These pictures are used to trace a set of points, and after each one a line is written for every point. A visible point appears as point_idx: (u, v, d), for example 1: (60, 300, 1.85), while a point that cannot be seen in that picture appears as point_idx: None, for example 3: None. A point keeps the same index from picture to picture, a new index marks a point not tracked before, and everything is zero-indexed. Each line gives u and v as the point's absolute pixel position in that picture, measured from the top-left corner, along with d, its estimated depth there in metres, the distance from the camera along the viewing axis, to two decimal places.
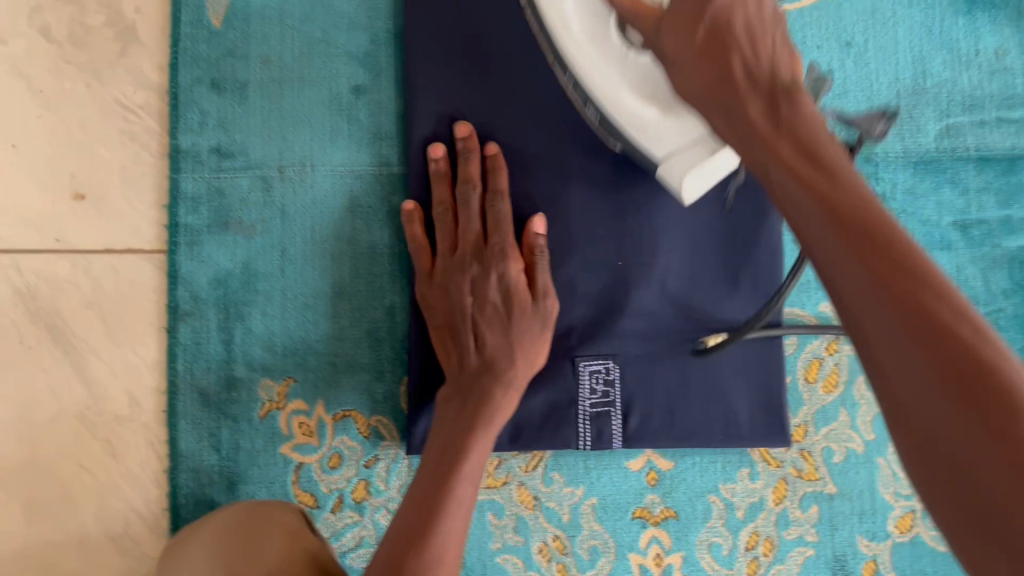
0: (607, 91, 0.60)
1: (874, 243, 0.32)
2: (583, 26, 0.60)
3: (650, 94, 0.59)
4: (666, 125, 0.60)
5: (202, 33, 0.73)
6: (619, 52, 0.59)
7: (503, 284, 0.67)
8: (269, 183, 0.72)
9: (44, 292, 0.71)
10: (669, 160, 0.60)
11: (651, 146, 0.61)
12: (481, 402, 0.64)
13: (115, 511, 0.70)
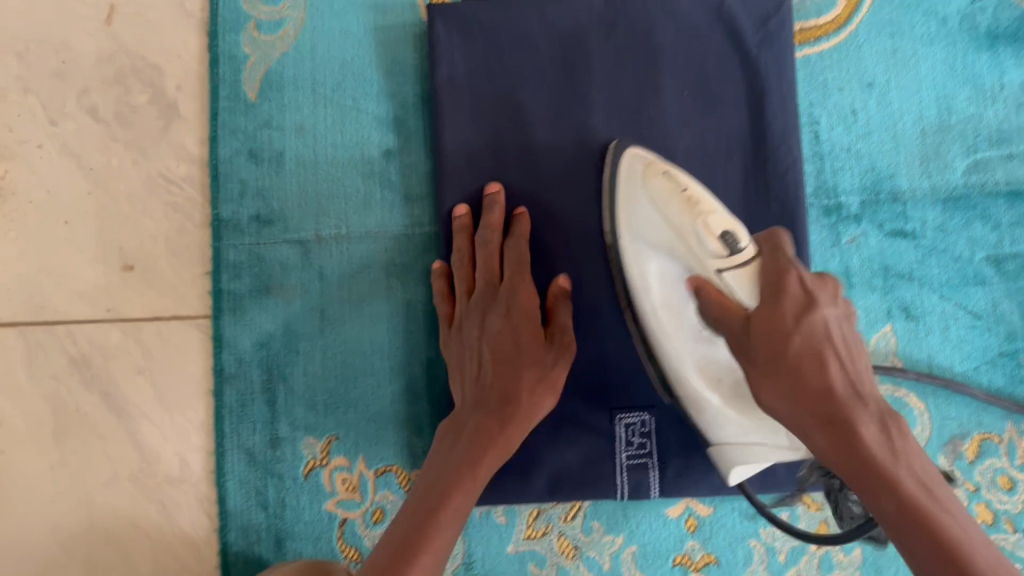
0: (679, 374, 0.60)
1: (834, 419, 0.48)
2: (664, 309, 0.60)
3: (725, 387, 0.58)
4: (726, 415, 0.58)
5: (239, 106, 0.77)
6: (697, 333, 0.58)
7: (514, 314, 0.68)
8: (307, 248, 0.75)
9: (98, 360, 0.75)
10: (724, 448, 0.59)
11: (711, 429, 0.60)
12: (481, 426, 0.64)
13: (169, 569, 0.73)
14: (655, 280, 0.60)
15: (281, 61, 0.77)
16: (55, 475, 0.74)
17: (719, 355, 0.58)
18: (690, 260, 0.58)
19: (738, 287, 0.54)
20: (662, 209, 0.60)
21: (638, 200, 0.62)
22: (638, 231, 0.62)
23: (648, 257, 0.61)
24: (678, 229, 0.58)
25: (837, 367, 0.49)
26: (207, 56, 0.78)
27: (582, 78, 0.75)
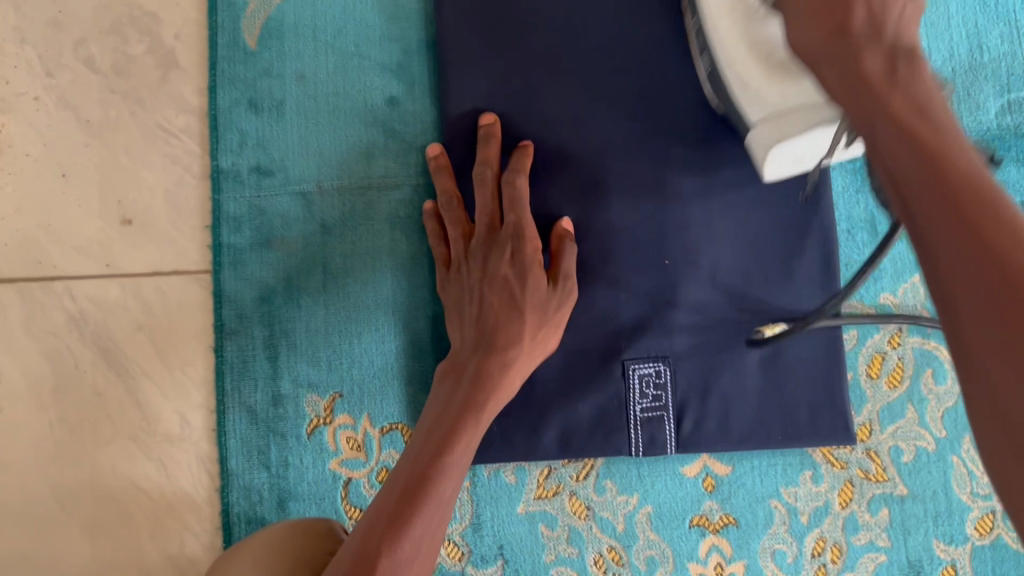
0: (728, 68, 0.61)
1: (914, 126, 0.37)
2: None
3: (769, 64, 0.59)
4: (769, 88, 0.59)
5: (238, 54, 0.74)
6: (747, 24, 0.58)
7: (517, 258, 0.65)
8: (309, 200, 0.73)
9: (96, 316, 0.73)
10: (757, 127, 0.61)
11: (749, 106, 0.61)
12: (481, 369, 0.62)
13: (170, 530, 0.71)
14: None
15: (281, 8, 0.75)
16: (54, 432, 0.72)
17: (766, 32, 0.58)
18: None
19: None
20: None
21: None
22: None
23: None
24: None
25: (864, 2, 0.43)
26: (205, 4, 0.76)
27: (593, 19, 0.72)
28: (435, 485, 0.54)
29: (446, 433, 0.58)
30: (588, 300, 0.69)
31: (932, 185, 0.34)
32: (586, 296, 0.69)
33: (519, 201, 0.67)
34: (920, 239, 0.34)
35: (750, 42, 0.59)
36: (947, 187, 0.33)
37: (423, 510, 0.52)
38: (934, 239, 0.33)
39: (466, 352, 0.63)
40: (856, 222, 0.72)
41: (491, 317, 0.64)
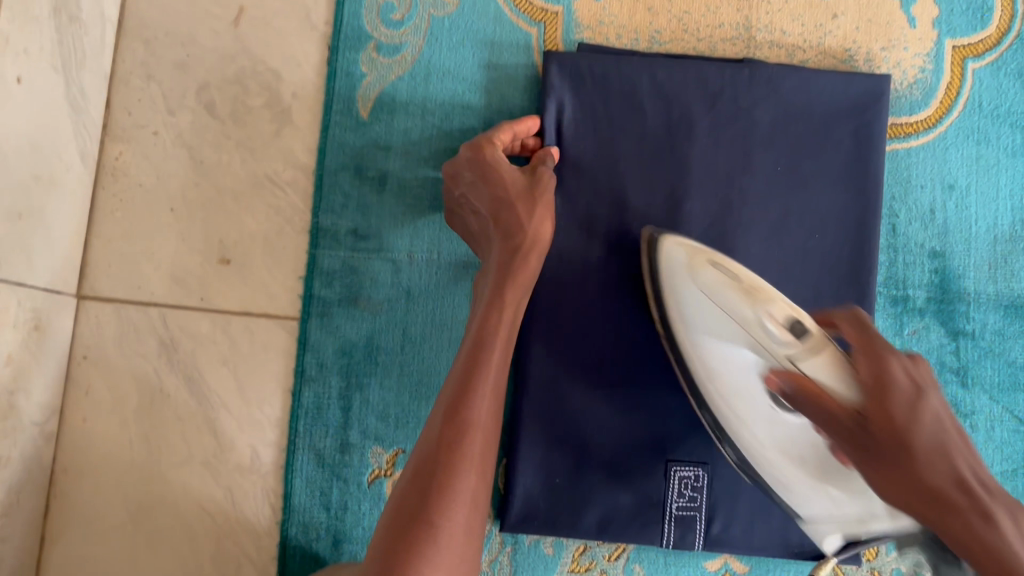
0: (807, 501, 0.61)
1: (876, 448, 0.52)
2: (734, 398, 0.64)
3: (811, 466, 0.58)
4: (811, 495, 0.60)
5: (350, 122, 0.80)
6: (770, 417, 0.61)
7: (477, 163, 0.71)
8: (398, 267, 0.79)
9: (185, 345, 0.78)
10: (813, 525, 0.64)
11: (799, 510, 0.64)
12: (499, 262, 0.66)
13: (230, 554, 0.76)
14: (725, 368, 0.64)
15: (395, 85, 0.80)
16: (132, 448, 0.77)
17: (786, 434, 0.60)
18: (763, 357, 0.58)
19: (822, 376, 0.53)
20: (715, 299, 0.62)
21: (691, 291, 0.66)
22: (697, 324, 0.67)
23: (705, 345, 0.66)
24: (741, 316, 0.59)
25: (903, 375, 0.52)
26: (324, 69, 0.81)
27: (681, 141, 0.78)
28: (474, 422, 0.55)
29: (472, 349, 0.59)
30: (641, 399, 0.76)
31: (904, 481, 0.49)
32: (640, 396, 0.76)
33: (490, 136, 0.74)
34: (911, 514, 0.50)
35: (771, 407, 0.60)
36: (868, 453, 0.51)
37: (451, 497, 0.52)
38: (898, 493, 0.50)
39: (487, 260, 0.68)
40: None
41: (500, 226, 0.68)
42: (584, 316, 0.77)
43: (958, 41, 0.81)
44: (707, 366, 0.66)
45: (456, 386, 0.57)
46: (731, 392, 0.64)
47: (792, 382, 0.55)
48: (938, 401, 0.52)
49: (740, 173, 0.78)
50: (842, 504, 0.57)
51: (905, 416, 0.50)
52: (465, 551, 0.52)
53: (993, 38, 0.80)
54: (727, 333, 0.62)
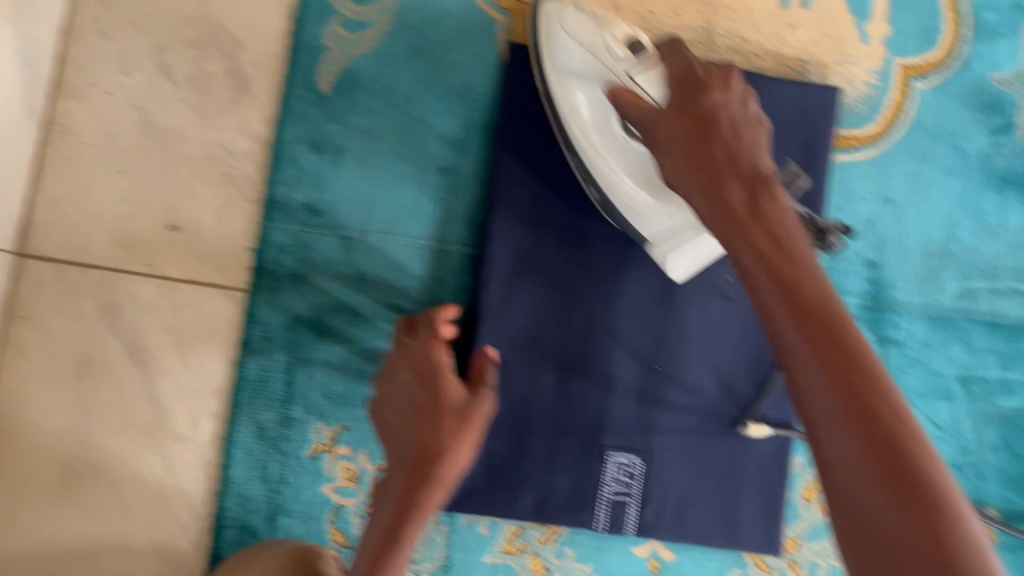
0: (642, 219, 0.73)
1: (841, 367, 0.42)
2: (601, 132, 0.72)
3: (644, 179, 0.71)
4: (655, 209, 0.72)
5: (310, 95, 0.79)
6: (624, 146, 0.71)
7: (422, 365, 0.66)
8: (351, 244, 0.79)
9: (128, 310, 0.77)
10: (658, 246, 0.74)
11: (644, 227, 0.73)
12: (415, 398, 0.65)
13: (163, 522, 0.76)
14: (588, 102, 0.71)
15: (358, 61, 0.80)
16: (66, 411, 0.76)
17: (633, 157, 0.71)
18: (608, 76, 0.68)
19: (647, 86, 0.65)
20: (577, 38, 0.70)
21: (559, 38, 0.71)
22: (561, 65, 0.72)
23: (572, 86, 0.72)
24: (592, 46, 0.69)
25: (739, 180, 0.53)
26: (287, 41, 0.81)
27: None
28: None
29: (393, 517, 0.60)
30: (582, 388, 0.78)
31: (876, 441, 0.39)
32: (582, 385, 0.78)
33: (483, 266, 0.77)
34: (846, 494, 0.40)
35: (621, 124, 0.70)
36: (858, 399, 0.40)
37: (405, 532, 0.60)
38: (839, 437, 0.40)
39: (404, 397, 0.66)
40: None
41: (397, 432, 0.66)
42: (533, 306, 0.77)
43: (907, 60, 0.84)
44: (576, 78, 0.71)
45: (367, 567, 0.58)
46: (597, 97, 0.71)
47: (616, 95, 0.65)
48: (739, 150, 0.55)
49: None
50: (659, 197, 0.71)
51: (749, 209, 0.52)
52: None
53: (940, 60, 0.84)
54: (587, 72, 0.70)
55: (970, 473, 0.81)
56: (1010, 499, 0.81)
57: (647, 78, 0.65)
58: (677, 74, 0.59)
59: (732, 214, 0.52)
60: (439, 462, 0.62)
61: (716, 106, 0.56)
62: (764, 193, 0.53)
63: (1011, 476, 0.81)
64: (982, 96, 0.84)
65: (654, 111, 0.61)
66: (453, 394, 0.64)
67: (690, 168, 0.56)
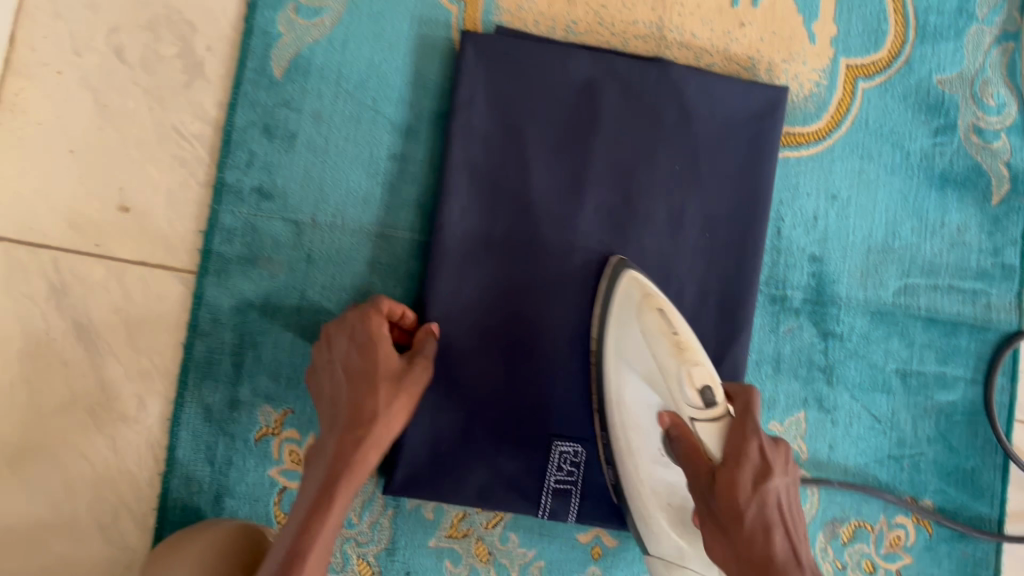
0: (649, 530, 0.72)
1: None
2: (633, 434, 0.73)
3: (665, 501, 0.71)
4: (666, 535, 0.71)
5: (263, 80, 0.80)
6: (654, 459, 0.72)
7: (357, 333, 0.70)
8: (301, 230, 0.79)
9: (75, 291, 0.77)
10: (656, 558, 0.72)
11: (651, 542, 0.72)
12: (347, 363, 0.69)
13: (107, 502, 0.76)
14: (642, 406, 0.73)
15: (311, 48, 0.81)
16: (11, 391, 0.76)
17: (665, 476, 0.72)
18: (670, 405, 0.70)
19: (708, 439, 0.67)
20: (653, 386, 0.72)
21: (630, 331, 0.73)
22: (624, 357, 0.73)
23: (627, 384, 0.73)
24: (665, 370, 0.70)
25: (760, 508, 0.64)
26: (240, 25, 0.81)
27: (587, 130, 0.80)
28: (316, 543, 0.59)
29: (328, 476, 0.63)
30: (529, 375, 0.78)
31: None
32: (529, 372, 0.78)
33: (439, 243, 0.77)
34: None
35: (658, 484, 0.72)
36: None
37: (332, 509, 0.61)
38: None
39: (337, 365, 0.69)
40: (765, 355, 0.82)
41: (330, 398, 0.69)
42: (482, 293, 0.78)
43: (852, 61, 0.86)
44: (638, 382, 0.73)
45: (299, 522, 0.60)
46: (648, 377, 0.72)
47: (683, 445, 0.68)
48: (777, 453, 0.67)
49: (637, 164, 0.81)
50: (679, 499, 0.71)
51: (748, 493, 0.63)
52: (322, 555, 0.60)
53: (885, 60, 0.86)
54: (649, 364, 0.72)
55: (906, 465, 0.83)
56: (945, 491, 0.83)
57: (706, 431, 0.67)
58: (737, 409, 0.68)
59: (739, 506, 0.63)
60: (374, 423, 0.65)
61: (756, 435, 0.66)
62: (777, 527, 0.64)
63: (947, 468, 0.84)
64: (923, 97, 0.86)
65: (687, 429, 0.69)
66: (386, 361, 0.69)
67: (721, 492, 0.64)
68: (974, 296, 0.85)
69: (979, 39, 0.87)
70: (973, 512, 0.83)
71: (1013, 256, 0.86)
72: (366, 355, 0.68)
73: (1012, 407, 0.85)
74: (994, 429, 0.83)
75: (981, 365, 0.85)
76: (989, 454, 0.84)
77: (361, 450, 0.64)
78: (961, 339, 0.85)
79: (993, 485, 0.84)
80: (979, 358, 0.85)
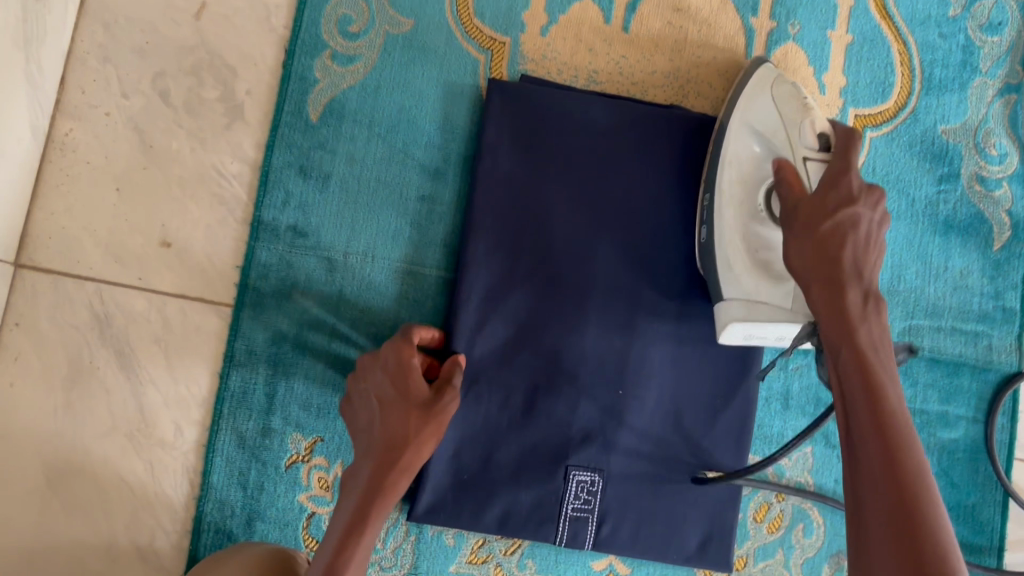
0: (730, 275, 0.74)
1: (879, 401, 0.58)
2: (739, 178, 0.74)
3: (753, 257, 0.73)
4: (746, 277, 0.73)
5: (299, 123, 0.84)
6: (756, 215, 0.73)
7: (389, 362, 0.73)
8: (334, 265, 0.83)
9: (119, 322, 0.81)
10: (730, 302, 0.74)
11: (727, 284, 0.74)
12: (381, 393, 0.72)
13: (144, 524, 0.79)
14: (750, 150, 0.75)
15: (346, 93, 0.85)
16: (56, 416, 0.80)
17: (765, 232, 0.73)
18: (787, 151, 0.71)
19: (810, 174, 0.69)
20: (780, 107, 0.73)
21: (760, 99, 0.75)
22: (747, 117, 0.76)
23: (744, 139, 0.75)
24: (787, 121, 0.72)
25: (851, 251, 0.65)
26: (279, 71, 0.85)
27: (608, 175, 0.84)
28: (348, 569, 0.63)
29: (360, 507, 0.67)
30: (549, 408, 0.82)
31: (880, 441, 0.56)
32: (548, 405, 0.82)
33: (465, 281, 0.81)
34: (854, 456, 0.57)
35: (763, 238, 0.73)
36: (881, 435, 0.56)
37: (363, 539, 0.65)
38: (859, 437, 0.57)
39: (371, 395, 0.73)
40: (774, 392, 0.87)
41: (365, 428, 0.72)
42: (505, 329, 0.82)
43: (860, 111, 0.90)
44: (754, 124, 0.74)
45: (333, 549, 0.65)
46: (766, 123, 0.73)
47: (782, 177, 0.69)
48: (869, 206, 0.67)
49: (655, 206, 0.85)
50: (771, 240, 0.73)
51: (827, 228, 0.65)
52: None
53: (891, 111, 0.90)
54: (759, 150, 0.74)
55: None
56: None
57: (816, 167, 0.69)
58: (840, 144, 0.68)
59: (838, 278, 0.64)
60: (404, 454, 0.69)
61: (856, 207, 0.66)
62: (873, 305, 0.64)
63: (948, 504, 0.87)
64: (929, 147, 0.90)
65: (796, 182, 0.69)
66: (417, 391, 0.72)
67: (812, 240, 0.66)
68: (976, 338, 0.88)
69: (982, 91, 0.91)
70: (973, 547, 0.86)
71: (1014, 300, 0.89)
72: (398, 386, 0.72)
73: (1011, 446, 0.88)
74: (994, 466, 0.87)
75: (982, 404, 0.88)
76: (989, 491, 0.87)
77: (390, 481, 0.68)
78: (963, 380, 0.88)
79: (993, 521, 0.87)
80: (980, 398, 0.88)
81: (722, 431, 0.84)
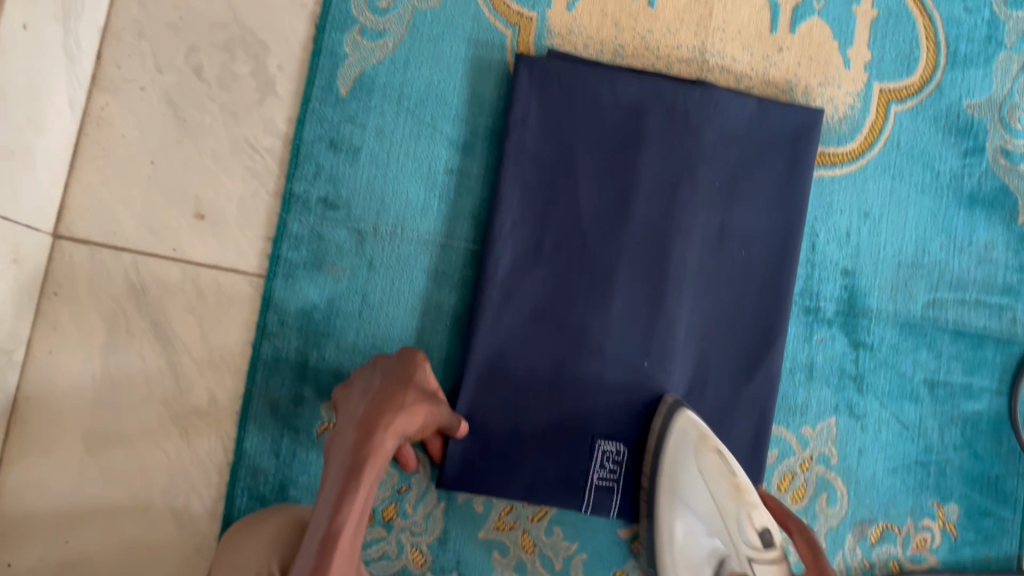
0: None
1: None
2: (685, 568, 0.80)
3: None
4: None
5: (330, 98, 0.85)
6: (708, 553, 0.79)
7: (399, 358, 0.75)
8: (364, 238, 0.85)
9: (154, 291, 0.83)
10: None
11: None
12: (382, 376, 0.72)
13: (180, 489, 0.81)
14: (681, 506, 0.81)
15: (375, 68, 0.86)
16: (94, 384, 0.81)
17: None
18: (738, 535, 0.76)
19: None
20: (712, 488, 0.80)
21: (686, 470, 0.81)
22: (681, 500, 0.81)
23: (679, 515, 0.80)
24: (724, 510, 0.78)
25: None
26: (309, 46, 0.87)
27: (633, 149, 0.85)
28: (348, 515, 0.57)
29: (353, 459, 0.61)
30: (576, 378, 0.83)
31: None
32: (575, 374, 0.83)
33: (488, 271, 0.82)
34: None
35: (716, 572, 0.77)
36: None
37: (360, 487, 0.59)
38: None
39: (370, 381, 0.72)
40: (798, 363, 0.87)
41: (357, 403, 0.69)
42: (532, 301, 0.83)
43: (885, 85, 0.90)
44: (687, 502, 0.80)
45: (334, 501, 0.59)
46: (711, 507, 0.79)
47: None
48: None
49: (680, 179, 0.85)
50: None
51: None
52: (349, 540, 0.57)
53: (917, 85, 0.90)
54: (708, 491, 0.80)
55: (933, 470, 0.87)
56: (970, 496, 0.87)
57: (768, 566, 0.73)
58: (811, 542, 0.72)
59: None
60: (399, 412, 0.65)
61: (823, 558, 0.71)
62: None
63: (972, 475, 0.87)
64: (954, 121, 0.90)
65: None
66: (419, 378, 0.72)
67: None
68: (1000, 311, 0.89)
69: (1007, 65, 0.91)
70: (997, 516, 0.87)
71: None
72: (403, 373, 0.72)
73: None
74: (1018, 437, 0.87)
75: (1006, 376, 0.88)
76: (1013, 462, 0.88)
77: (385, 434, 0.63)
78: (987, 352, 0.88)
79: (1016, 491, 0.88)
80: (1004, 369, 0.89)
81: (748, 400, 0.84)
